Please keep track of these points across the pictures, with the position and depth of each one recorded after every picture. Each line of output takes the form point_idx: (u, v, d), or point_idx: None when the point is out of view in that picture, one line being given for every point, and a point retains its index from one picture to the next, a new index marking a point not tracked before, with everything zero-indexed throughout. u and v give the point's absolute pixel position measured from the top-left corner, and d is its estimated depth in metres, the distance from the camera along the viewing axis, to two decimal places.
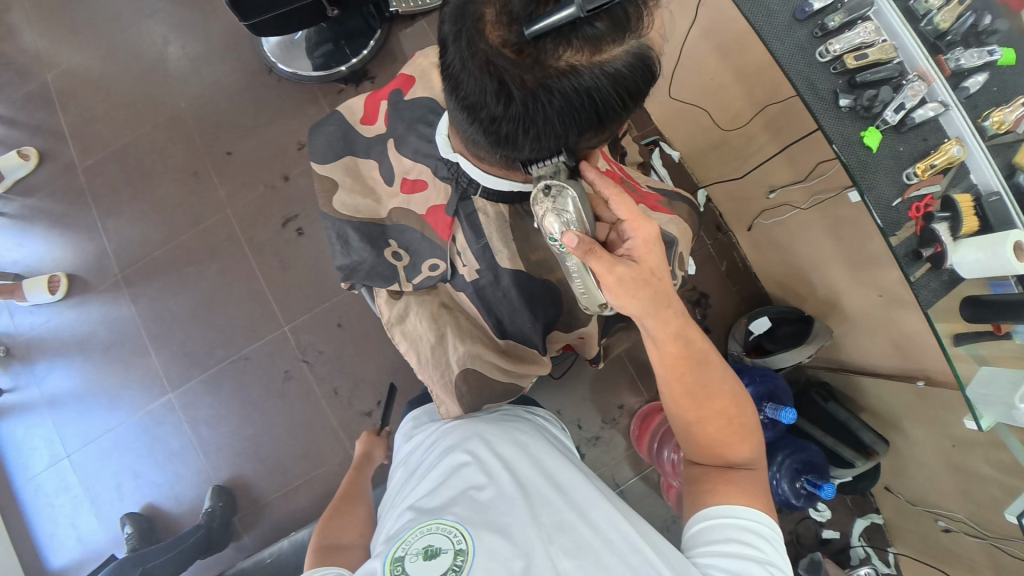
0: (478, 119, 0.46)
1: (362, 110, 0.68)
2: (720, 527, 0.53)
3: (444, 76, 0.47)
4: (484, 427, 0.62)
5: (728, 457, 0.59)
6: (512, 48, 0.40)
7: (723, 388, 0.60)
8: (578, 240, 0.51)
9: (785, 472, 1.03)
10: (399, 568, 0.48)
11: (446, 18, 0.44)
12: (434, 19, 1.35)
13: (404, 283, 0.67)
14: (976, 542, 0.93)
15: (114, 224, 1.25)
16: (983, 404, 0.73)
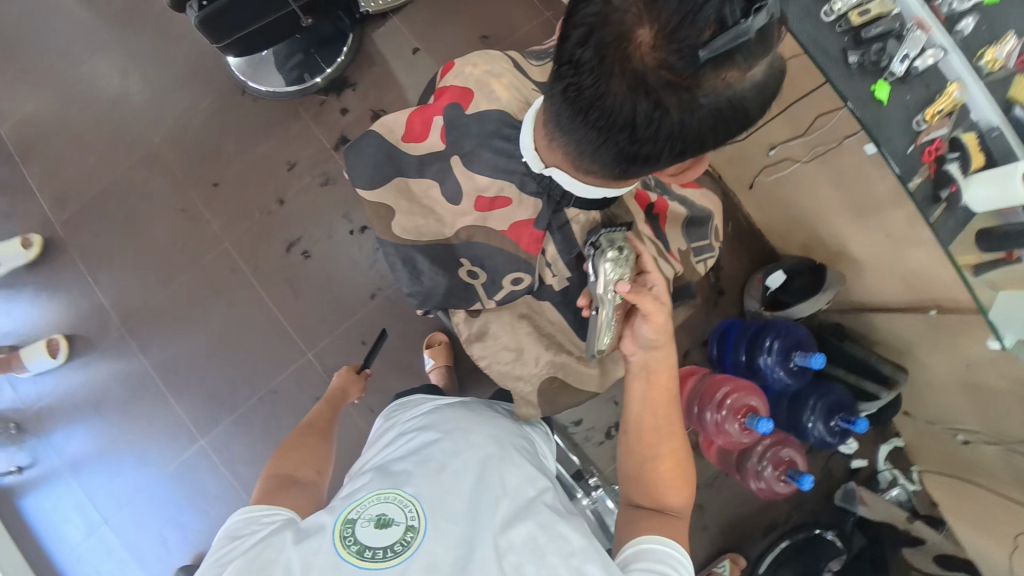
0: (612, 137, 0.46)
1: (408, 128, 0.64)
2: (659, 553, 0.57)
3: (570, 94, 0.46)
4: (463, 416, 0.66)
5: (664, 500, 0.64)
6: (672, 68, 0.40)
7: (680, 434, 0.66)
8: (631, 289, 0.59)
9: (818, 413, 1.10)
10: (349, 531, 0.50)
11: (579, 42, 0.43)
12: (407, 14, 1.30)
13: (486, 300, 0.69)
14: (995, 450, 1.01)
15: (106, 274, 1.19)
16: (1004, 325, 0.78)
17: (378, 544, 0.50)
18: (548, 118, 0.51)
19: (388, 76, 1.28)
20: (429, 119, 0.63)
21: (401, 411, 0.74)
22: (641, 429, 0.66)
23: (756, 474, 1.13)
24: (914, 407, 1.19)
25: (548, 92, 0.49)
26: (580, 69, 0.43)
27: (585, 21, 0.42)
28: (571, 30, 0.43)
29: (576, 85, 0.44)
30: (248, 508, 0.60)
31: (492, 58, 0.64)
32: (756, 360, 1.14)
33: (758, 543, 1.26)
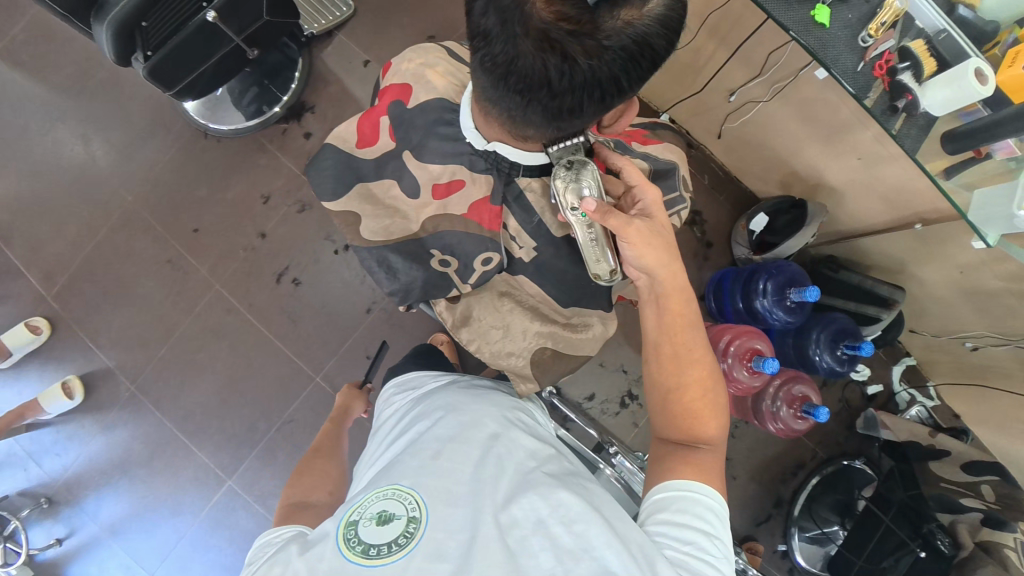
0: (535, 98, 0.46)
1: (359, 133, 0.67)
2: (675, 501, 0.57)
3: (488, 66, 0.46)
4: (459, 404, 0.67)
5: (697, 433, 0.62)
6: (569, 17, 0.41)
7: (704, 358, 0.64)
8: (596, 203, 0.58)
9: (824, 344, 1.09)
10: (351, 532, 0.50)
11: (483, 11, 0.44)
12: (351, 29, 1.30)
13: (462, 286, 0.68)
14: (1006, 349, 1.02)
15: (106, 338, 1.20)
16: (985, 224, 0.78)
17: (381, 540, 0.49)
18: (479, 96, 0.51)
19: (344, 94, 1.29)
20: (376, 120, 0.65)
21: (402, 406, 0.77)
22: (659, 354, 0.65)
23: (772, 416, 1.13)
24: (918, 322, 1.20)
25: (472, 69, 0.50)
26: (488, 38, 0.44)
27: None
28: (475, 5, 0.44)
29: (489, 55, 0.45)
30: (270, 530, 0.65)
31: (428, 50, 0.66)
32: (753, 304, 1.15)
33: (789, 483, 1.28)
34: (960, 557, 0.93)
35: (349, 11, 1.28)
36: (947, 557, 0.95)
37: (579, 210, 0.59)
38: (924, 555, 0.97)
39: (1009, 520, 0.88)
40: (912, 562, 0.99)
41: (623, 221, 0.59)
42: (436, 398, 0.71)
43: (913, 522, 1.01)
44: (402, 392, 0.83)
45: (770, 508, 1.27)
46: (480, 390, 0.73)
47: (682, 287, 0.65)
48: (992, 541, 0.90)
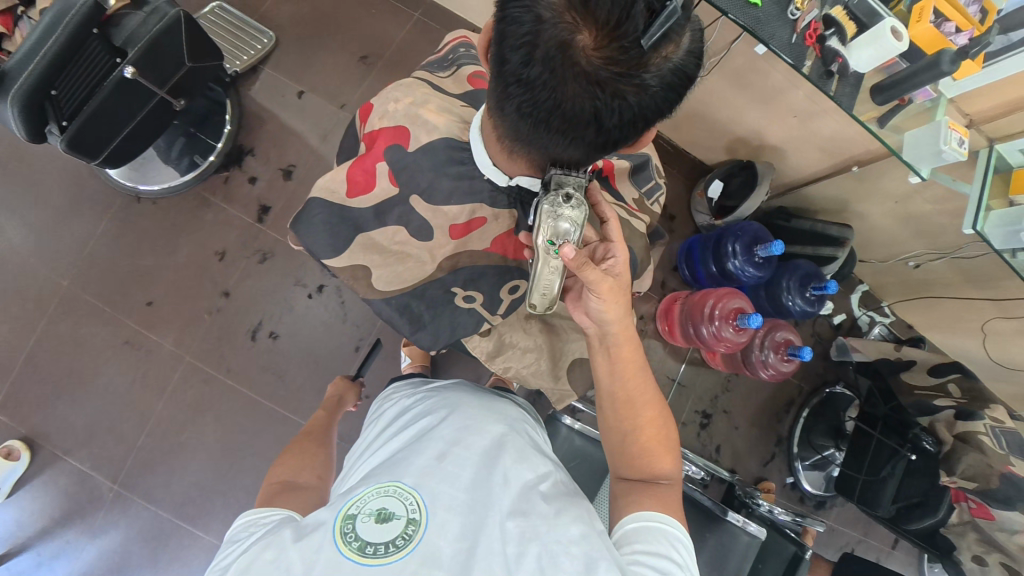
0: (578, 134, 0.46)
1: (351, 181, 0.62)
2: (648, 531, 0.57)
3: (525, 109, 0.46)
4: (467, 404, 0.67)
5: (654, 471, 0.64)
6: (619, 60, 0.40)
7: (653, 399, 0.66)
8: (575, 253, 0.54)
9: (795, 290, 1.18)
10: (349, 526, 0.50)
11: (520, 58, 0.43)
12: (276, 60, 1.24)
13: (491, 318, 0.70)
14: (942, 262, 1.15)
15: (72, 441, 1.09)
16: (919, 160, 0.87)
17: (379, 539, 0.49)
18: (507, 135, 0.51)
19: (283, 131, 1.23)
20: (372, 167, 0.61)
21: (405, 399, 0.76)
22: (614, 400, 0.66)
23: (763, 363, 1.21)
24: (866, 253, 1.32)
25: (501, 111, 0.48)
26: (528, 84, 0.43)
27: (520, 41, 0.42)
28: (508, 51, 0.43)
29: (529, 99, 0.44)
30: (256, 510, 0.63)
31: (411, 86, 0.64)
32: (726, 266, 1.21)
33: (784, 421, 1.38)
34: (943, 453, 1.02)
35: (271, 42, 1.22)
36: (933, 455, 1.04)
37: (553, 246, 0.54)
38: (914, 459, 1.07)
39: (976, 410, 1.02)
40: (905, 467, 1.08)
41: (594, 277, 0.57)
42: (442, 397, 0.71)
43: (900, 431, 1.11)
44: (405, 388, 0.81)
45: (772, 447, 1.37)
46: (484, 394, 0.73)
47: (631, 332, 0.66)
48: (967, 431, 1.00)
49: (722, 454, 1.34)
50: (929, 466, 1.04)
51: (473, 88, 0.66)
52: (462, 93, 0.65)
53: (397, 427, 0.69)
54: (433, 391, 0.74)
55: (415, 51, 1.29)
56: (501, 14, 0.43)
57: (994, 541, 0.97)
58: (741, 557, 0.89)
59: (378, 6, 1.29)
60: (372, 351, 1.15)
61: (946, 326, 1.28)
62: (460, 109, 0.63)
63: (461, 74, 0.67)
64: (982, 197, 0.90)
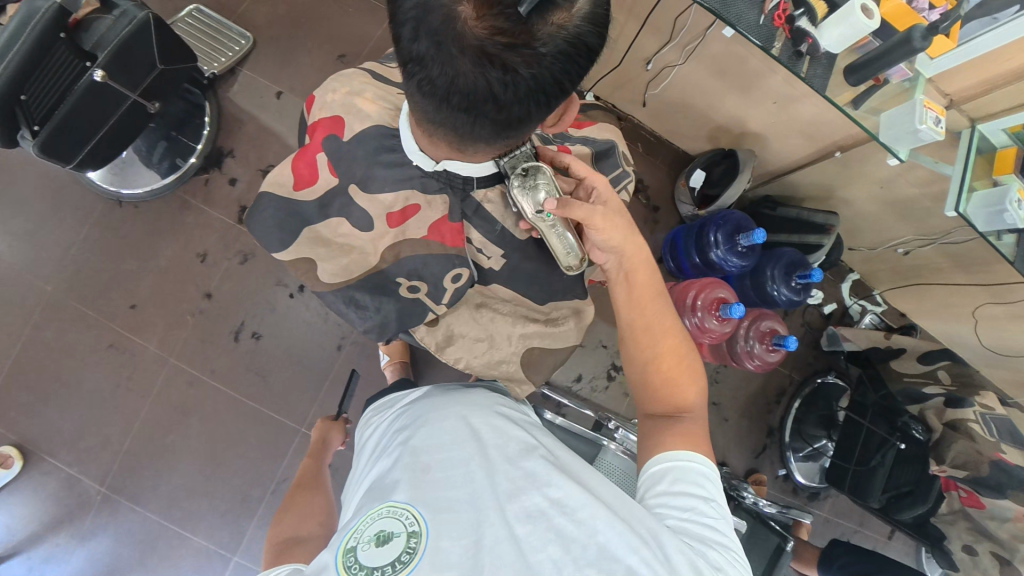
0: (479, 111, 0.46)
1: (294, 174, 0.62)
2: (671, 471, 0.57)
3: (426, 89, 0.46)
4: (447, 404, 0.64)
5: (677, 401, 0.64)
6: (501, 31, 0.39)
7: (672, 327, 0.66)
8: (555, 201, 0.59)
9: (779, 279, 1.16)
10: (351, 558, 0.47)
11: (413, 36, 0.43)
12: (255, 61, 1.24)
13: (436, 308, 0.68)
14: (930, 246, 1.13)
15: (59, 444, 1.10)
16: (896, 142, 0.85)
17: (384, 558, 0.47)
18: (420, 115, 0.51)
19: (262, 132, 1.23)
20: (313, 158, 0.62)
21: (387, 419, 0.73)
22: (635, 334, 0.66)
23: (749, 354, 1.19)
24: (853, 240, 1.30)
25: (410, 92, 0.49)
26: (421, 61, 0.43)
27: (408, 19, 0.42)
28: (401, 29, 0.43)
29: (427, 78, 0.44)
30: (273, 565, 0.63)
31: (350, 77, 0.64)
32: (709, 256, 1.19)
33: (775, 412, 1.36)
34: (932, 439, 1.00)
35: (249, 43, 1.23)
36: (923, 443, 1.02)
37: (545, 213, 0.61)
38: (903, 447, 1.05)
39: (967, 397, 1.00)
40: (895, 456, 1.05)
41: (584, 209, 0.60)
42: (421, 407, 0.68)
43: (889, 418, 1.08)
44: (385, 407, 0.79)
45: (764, 438, 1.35)
46: (464, 391, 0.71)
47: (646, 258, 0.67)
48: (956, 418, 0.98)
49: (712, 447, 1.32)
50: (919, 454, 1.02)
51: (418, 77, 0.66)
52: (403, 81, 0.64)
53: (381, 447, 0.66)
54: (409, 404, 0.72)
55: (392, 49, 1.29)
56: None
57: (984, 530, 0.94)
58: None
59: (355, 5, 1.29)
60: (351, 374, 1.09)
61: (937, 312, 1.26)
62: (396, 95, 0.62)
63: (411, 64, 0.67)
64: (965, 178, 0.88)
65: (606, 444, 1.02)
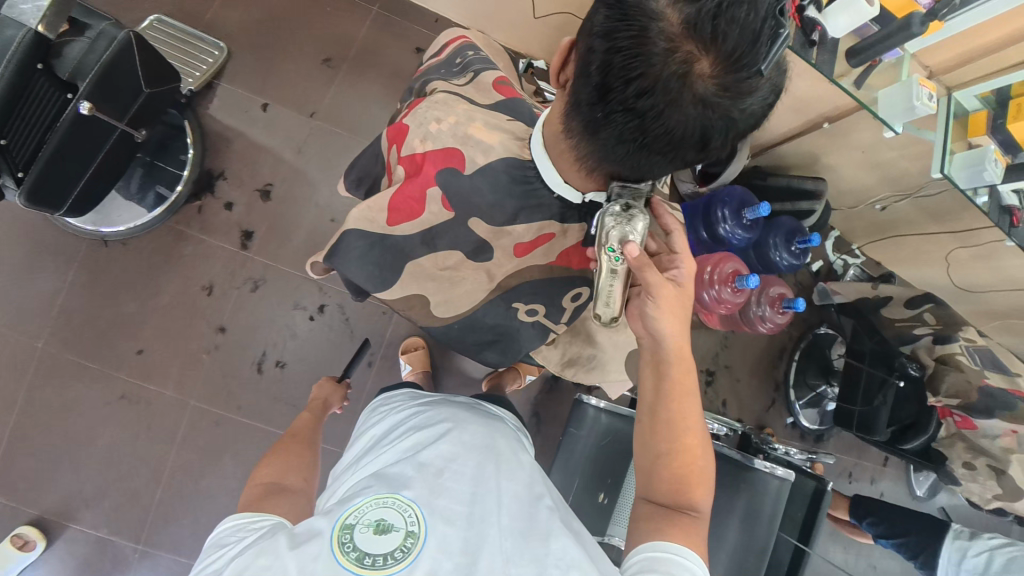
0: (679, 155, 0.46)
1: (392, 208, 0.59)
2: (659, 561, 0.53)
3: (627, 135, 0.45)
4: (463, 418, 0.66)
5: (686, 498, 0.59)
6: (732, 87, 0.41)
7: (696, 422, 0.60)
8: (639, 252, 0.55)
9: (781, 245, 1.25)
10: (346, 536, 0.49)
11: (630, 88, 0.42)
12: (232, 73, 1.14)
13: (556, 326, 0.71)
14: (907, 202, 1.25)
15: (81, 508, 1.02)
16: (891, 118, 0.93)
17: (379, 549, 0.49)
18: (593, 157, 0.50)
19: (254, 148, 1.15)
20: (421, 192, 0.58)
21: (396, 414, 0.73)
22: (655, 416, 0.60)
23: (761, 319, 1.28)
24: (838, 202, 1.41)
25: (591, 134, 0.47)
26: (636, 110, 0.42)
27: (634, 70, 0.41)
28: (616, 80, 0.42)
29: (636, 126, 0.43)
30: (241, 514, 0.61)
31: (449, 103, 0.60)
32: (716, 231, 1.25)
33: (779, 367, 1.48)
34: (928, 374, 1.14)
35: (223, 54, 1.13)
36: (919, 378, 1.15)
37: (613, 254, 0.56)
38: (902, 385, 1.17)
39: (952, 334, 1.13)
40: (895, 394, 1.17)
41: (657, 280, 0.57)
42: (440, 411, 0.69)
43: (886, 361, 1.19)
44: (400, 399, 0.79)
45: (773, 392, 1.47)
46: (475, 410, 0.74)
47: (688, 356, 0.61)
48: (946, 353, 1.11)
49: (729, 406, 1.42)
50: (916, 390, 1.16)
51: (504, 97, 0.63)
52: (496, 104, 0.62)
53: (389, 439, 0.67)
54: (425, 404, 0.73)
55: (381, 48, 1.23)
56: (608, 44, 0.42)
57: (980, 447, 1.09)
58: (774, 499, 0.96)
59: (334, 3, 1.21)
60: (358, 353, 1.11)
61: (911, 260, 1.40)
62: (507, 123, 0.60)
63: (483, 79, 0.65)
64: (946, 142, 0.97)
65: None
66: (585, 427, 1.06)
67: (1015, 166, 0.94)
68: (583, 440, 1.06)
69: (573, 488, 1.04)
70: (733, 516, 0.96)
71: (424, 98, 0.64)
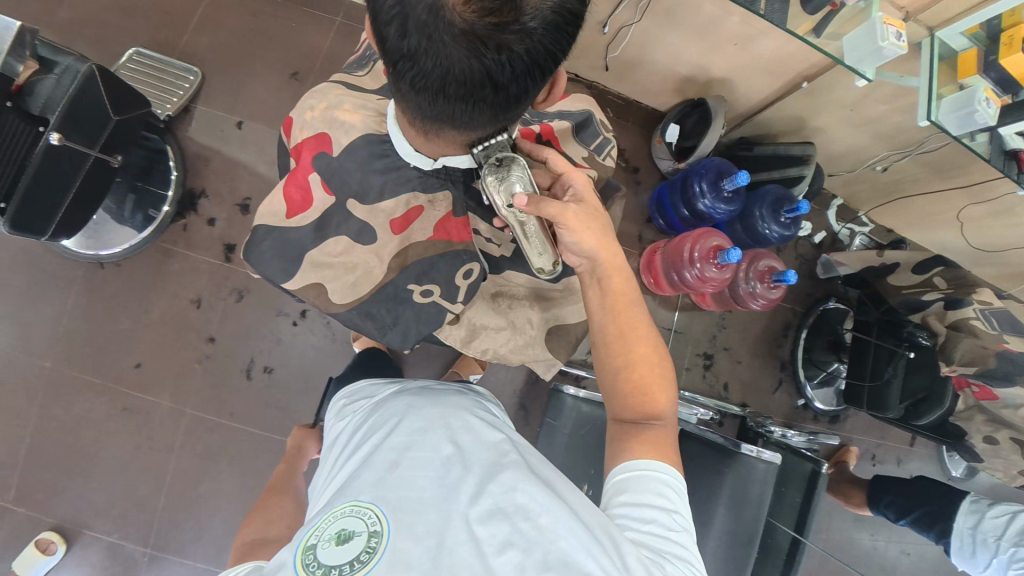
0: (479, 97, 0.45)
1: (289, 200, 0.62)
2: (635, 480, 0.54)
3: (420, 84, 0.45)
4: (417, 403, 0.62)
5: (652, 409, 0.59)
6: (489, 14, 0.38)
7: (644, 330, 0.61)
8: (525, 198, 0.58)
9: (768, 216, 1.18)
10: (310, 556, 0.45)
11: (400, 34, 0.42)
12: (207, 95, 1.20)
13: (453, 307, 0.69)
14: (907, 159, 1.15)
15: (94, 516, 1.09)
16: (861, 63, 0.86)
17: (343, 558, 0.45)
18: (418, 117, 0.51)
19: (230, 165, 1.20)
20: (305, 181, 0.61)
21: (356, 419, 0.68)
22: (605, 337, 0.61)
23: (752, 295, 1.20)
24: (832, 166, 1.32)
25: (401, 94, 0.49)
26: (414, 57, 0.43)
27: (396, 17, 0.41)
28: (388, 28, 0.43)
29: (420, 73, 0.44)
30: (230, 568, 0.57)
31: (325, 90, 0.63)
32: (697, 206, 1.21)
33: (784, 346, 1.39)
34: (939, 342, 1.02)
35: (197, 78, 1.19)
36: (929, 347, 1.04)
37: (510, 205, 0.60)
38: (913, 355, 1.07)
39: (965, 297, 1.02)
40: (905, 365, 1.08)
41: (553, 208, 0.58)
42: (393, 406, 0.64)
43: (894, 332, 1.10)
44: (362, 397, 0.74)
45: (778, 373, 1.38)
46: (440, 390, 0.69)
47: (621, 263, 0.62)
48: (958, 319, 1.01)
49: (731, 390, 1.35)
50: (927, 360, 1.05)
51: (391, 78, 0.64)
52: (379, 86, 0.64)
53: (349, 445, 0.62)
54: (377, 404, 0.67)
55: (345, 57, 1.26)
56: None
57: (1002, 420, 0.99)
58: (762, 483, 0.91)
59: (297, 19, 1.25)
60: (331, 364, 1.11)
61: (924, 221, 1.29)
62: (375, 103, 0.62)
63: (379, 67, 0.65)
64: (932, 86, 0.89)
65: None
66: (562, 417, 1.04)
67: (1015, 104, 0.85)
68: (561, 430, 1.03)
69: None
70: (721, 502, 0.90)
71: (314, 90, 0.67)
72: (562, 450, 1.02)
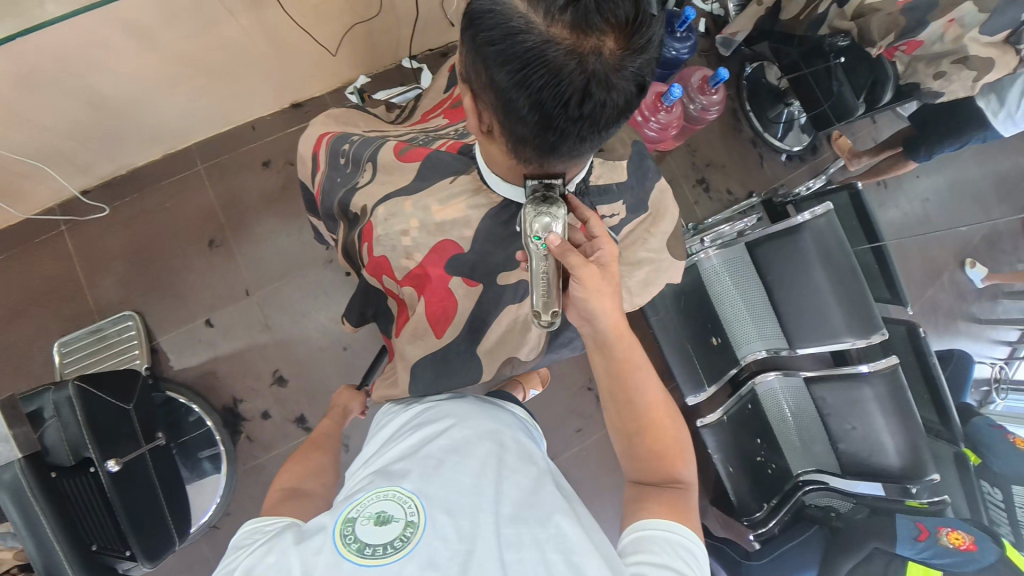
0: (628, 111, 0.44)
1: (433, 320, 0.62)
2: (648, 535, 0.47)
3: (587, 135, 0.43)
4: (467, 411, 0.56)
5: (669, 472, 0.53)
6: (640, 38, 0.39)
7: (658, 395, 0.56)
8: (559, 243, 0.50)
9: (668, 40, 1.24)
10: (348, 528, 0.42)
11: (572, 105, 0.39)
12: (158, 323, 1.11)
13: None
14: None
15: None
16: None
17: (378, 539, 0.41)
18: (564, 163, 0.48)
19: (236, 359, 1.14)
20: (445, 289, 0.60)
21: (409, 407, 0.61)
22: (612, 395, 0.56)
23: (705, 110, 1.29)
24: None
25: (554, 154, 0.45)
26: (584, 116, 0.40)
27: (564, 92, 0.39)
28: (553, 108, 0.40)
29: (589, 125, 0.42)
30: (258, 514, 0.54)
31: (396, 210, 0.61)
32: None
33: (743, 124, 1.51)
34: (856, 37, 1.13)
35: (136, 318, 1.08)
36: (852, 45, 1.15)
37: (539, 243, 0.50)
38: (844, 59, 1.19)
39: None
40: (845, 70, 1.20)
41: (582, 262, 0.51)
42: (443, 408, 0.58)
43: (818, 53, 1.21)
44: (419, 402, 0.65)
45: (755, 150, 1.52)
46: (478, 399, 0.63)
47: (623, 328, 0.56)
48: (859, 7, 1.09)
49: (734, 190, 1.49)
50: (858, 55, 1.16)
51: (417, 160, 0.62)
52: (414, 175, 0.62)
53: (386, 441, 0.56)
54: (431, 398, 0.60)
55: (239, 194, 1.17)
56: (525, 88, 0.39)
57: (937, 54, 1.06)
58: (833, 230, 1.05)
59: (168, 195, 1.14)
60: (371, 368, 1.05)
61: None
62: (454, 183, 0.60)
63: (385, 160, 0.64)
64: None
65: (701, 258, 1.12)
66: (663, 306, 1.06)
67: None
68: (672, 319, 1.07)
69: (693, 355, 1.09)
70: (813, 257, 1.06)
71: (366, 221, 0.64)
72: (680, 323, 1.08)
